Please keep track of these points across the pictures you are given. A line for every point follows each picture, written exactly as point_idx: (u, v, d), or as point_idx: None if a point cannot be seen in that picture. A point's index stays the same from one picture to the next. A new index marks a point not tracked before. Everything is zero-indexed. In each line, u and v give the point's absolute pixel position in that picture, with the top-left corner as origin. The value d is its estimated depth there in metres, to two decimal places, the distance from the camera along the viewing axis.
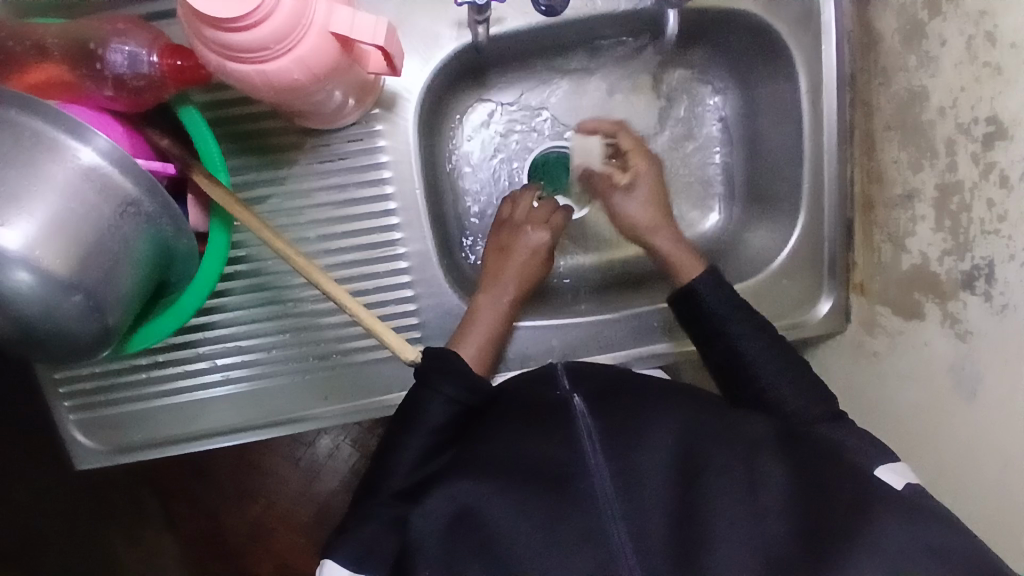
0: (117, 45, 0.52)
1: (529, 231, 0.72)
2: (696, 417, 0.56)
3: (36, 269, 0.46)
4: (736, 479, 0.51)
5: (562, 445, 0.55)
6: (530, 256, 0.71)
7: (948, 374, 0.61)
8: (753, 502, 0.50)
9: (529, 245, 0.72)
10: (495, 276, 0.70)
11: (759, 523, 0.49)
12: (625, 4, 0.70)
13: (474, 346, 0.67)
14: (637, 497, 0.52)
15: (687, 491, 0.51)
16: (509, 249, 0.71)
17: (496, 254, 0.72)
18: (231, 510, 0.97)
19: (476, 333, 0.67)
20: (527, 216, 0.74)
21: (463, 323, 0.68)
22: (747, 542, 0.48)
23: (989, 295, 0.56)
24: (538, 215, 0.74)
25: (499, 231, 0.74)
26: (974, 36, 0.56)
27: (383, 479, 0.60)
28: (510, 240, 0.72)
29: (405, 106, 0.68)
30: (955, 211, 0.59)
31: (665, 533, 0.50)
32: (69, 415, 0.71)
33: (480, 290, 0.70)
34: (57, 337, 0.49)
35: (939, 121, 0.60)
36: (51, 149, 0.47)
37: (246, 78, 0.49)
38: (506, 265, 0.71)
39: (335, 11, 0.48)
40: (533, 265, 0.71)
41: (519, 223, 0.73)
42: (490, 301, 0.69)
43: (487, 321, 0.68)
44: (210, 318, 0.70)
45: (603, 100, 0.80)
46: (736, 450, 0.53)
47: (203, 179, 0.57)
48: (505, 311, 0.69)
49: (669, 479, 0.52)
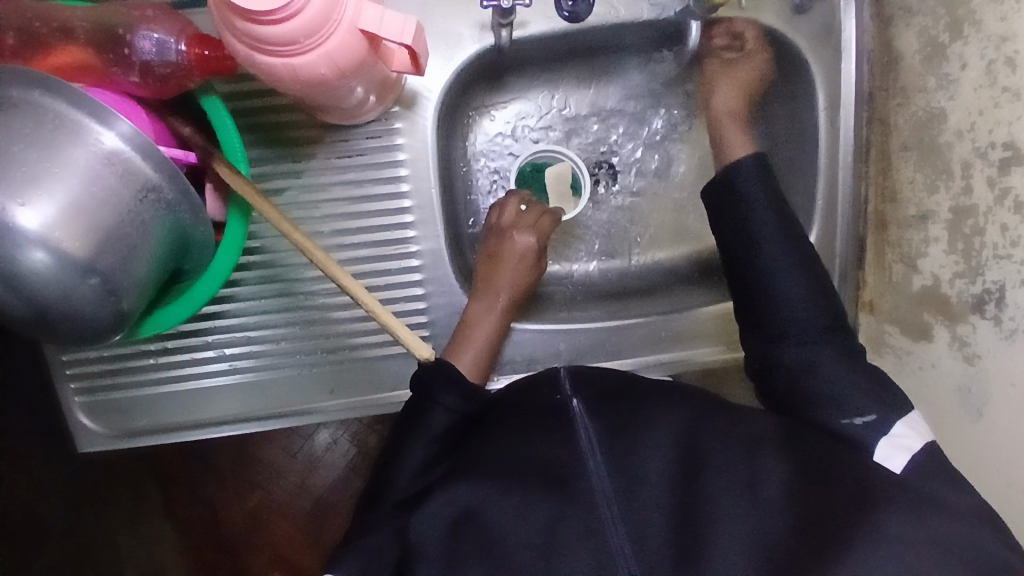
0: (145, 31, 0.52)
1: (515, 235, 0.72)
2: (698, 418, 0.56)
3: (53, 250, 0.46)
4: (737, 477, 0.52)
5: (563, 444, 0.56)
6: (519, 261, 0.71)
7: (953, 395, 0.61)
8: (755, 501, 0.51)
9: (517, 250, 0.71)
10: (486, 283, 0.70)
11: (759, 527, 0.49)
12: (648, 14, 0.71)
13: (472, 355, 0.68)
14: (637, 496, 0.52)
15: (687, 491, 0.52)
16: (499, 255, 0.72)
17: (486, 261, 0.72)
18: (231, 500, 0.98)
19: (474, 341, 0.68)
20: (514, 221, 0.73)
21: (461, 329, 0.69)
22: (748, 543, 0.49)
23: (998, 319, 0.56)
24: (525, 219, 0.73)
25: (488, 238, 0.74)
26: (996, 60, 0.56)
27: (387, 488, 0.60)
28: (498, 246, 0.72)
29: (425, 104, 0.69)
30: (969, 233, 0.59)
31: (665, 536, 0.50)
32: (75, 398, 0.71)
33: (472, 299, 0.70)
34: (70, 319, 0.49)
35: (956, 144, 0.61)
36: (74, 132, 0.48)
37: (273, 71, 0.49)
38: (495, 272, 0.71)
39: (364, 8, 0.49)
40: (523, 269, 0.72)
41: (506, 228, 0.73)
42: (485, 309, 0.69)
43: (487, 327, 0.69)
44: (221, 307, 0.70)
45: (622, 106, 0.81)
46: (737, 451, 0.53)
47: (222, 168, 0.57)
48: (503, 316, 0.70)
49: (670, 478, 0.53)
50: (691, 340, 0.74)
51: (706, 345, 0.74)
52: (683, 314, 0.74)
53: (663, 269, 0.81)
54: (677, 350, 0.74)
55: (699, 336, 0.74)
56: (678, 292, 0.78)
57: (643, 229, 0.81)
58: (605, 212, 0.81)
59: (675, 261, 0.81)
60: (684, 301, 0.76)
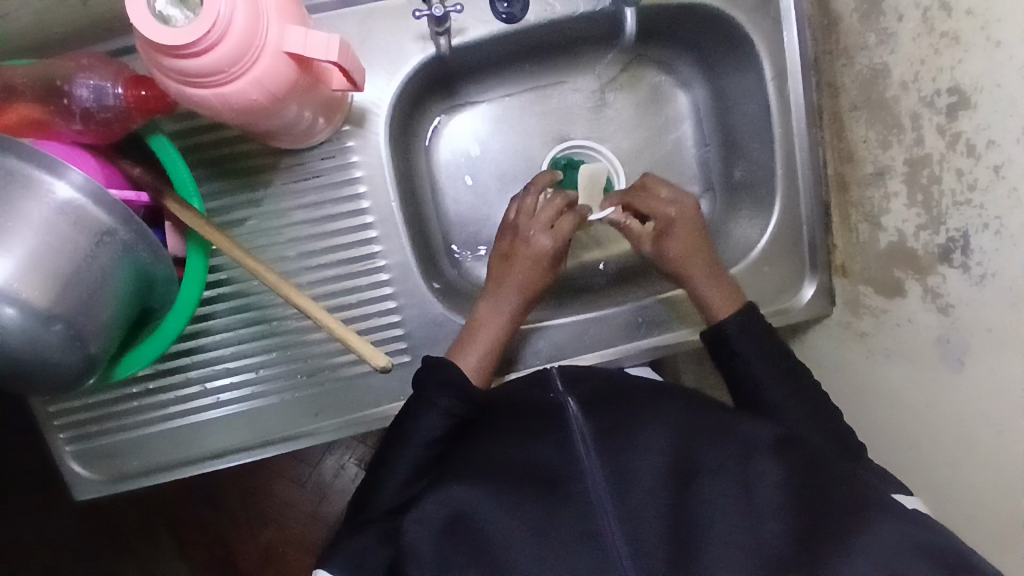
0: (81, 80, 0.53)
1: (529, 238, 0.71)
2: (688, 420, 0.56)
3: (21, 304, 0.47)
4: (728, 479, 0.51)
5: (558, 447, 0.55)
6: (532, 265, 0.71)
7: (931, 347, 0.60)
8: (751, 505, 0.50)
9: (530, 254, 0.71)
10: (497, 285, 0.71)
11: (753, 532, 0.49)
12: (584, 6, 0.71)
13: (474, 359, 0.67)
14: (632, 498, 0.51)
15: (679, 499, 0.51)
16: (512, 256, 0.72)
17: (500, 261, 0.72)
18: (244, 537, 0.98)
19: (478, 346, 0.68)
20: (530, 221, 0.72)
21: (465, 334, 0.69)
22: (744, 547, 0.48)
23: (967, 266, 0.56)
24: (543, 219, 0.72)
25: (503, 235, 0.74)
26: (930, 7, 0.56)
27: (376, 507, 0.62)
28: (511, 247, 0.72)
29: (376, 120, 0.70)
30: (926, 183, 0.59)
31: (665, 538, 0.49)
32: (65, 447, 0.72)
33: (483, 299, 0.71)
34: (42, 369, 0.50)
35: (902, 96, 0.60)
36: (25, 185, 0.48)
37: (206, 103, 0.50)
38: (507, 274, 0.71)
39: (287, 31, 0.49)
40: (536, 274, 0.71)
41: (521, 229, 0.72)
42: (494, 311, 0.69)
43: (490, 331, 0.69)
44: (197, 342, 0.71)
45: (573, 103, 0.82)
46: (731, 454, 0.53)
47: (175, 204, 0.58)
48: (507, 320, 0.69)
49: (665, 478, 0.51)
50: (675, 322, 0.74)
51: None
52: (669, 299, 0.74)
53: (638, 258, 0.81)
54: (660, 335, 0.74)
55: None
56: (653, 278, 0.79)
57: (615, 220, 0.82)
58: None
59: None
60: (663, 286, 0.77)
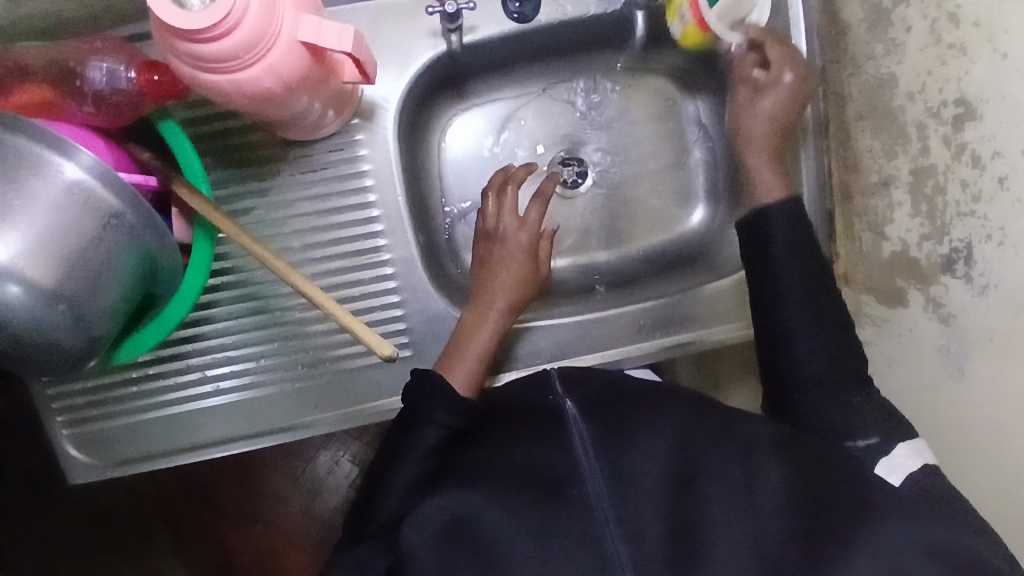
0: (96, 63, 0.55)
1: (501, 240, 0.74)
2: (687, 419, 0.56)
3: (24, 281, 0.47)
4: (728, 478, 0.51)
5: (562, 449, 0.55)
6: (514, 269, 0.72)
7: (932, 356, 0.60)
8: (750, 500, 0.50)
9: (505, 257, 0.73)
10: (482, 292, 0.71)
11: (755, 531, 0.48)
12: (595, 8, 0.72)
13: (464, 371, 0.67)
14: (633, 496, 0.51)
15: (680, 497, 0.50)
16: (492, 262, 0.73)
17: (480, 269, 0.73)
18: (239, 532, 0.98)
19: (469, 357, 0.67)
20: (500, 222, 0.74)
21: (453, 345, 0.69)
22: (744, 546, 0.48)
23: (969, 277, 0.56)
24: (509, 217, 0.74)
25: (478, 243, 0.75)
26: (938, 19, 0.57)
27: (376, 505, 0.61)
28: (488, 253, 0.74)
29: (384, 114, 0.70)
30: (930, 193, 0.59)
31: (664, 536, 0.48)
32: (62, 432, 0.72)
33: (469, 308, 0.70)
34: (44, 348, 0.50)
35: (908, 106, 0.61)
36: (35, 166, 0.48)
37: (219, 90, 0.50)
38: (491, 281, 0.72)
39: (302, 21, 0.50)
40: (522, 279, 0.72)
41: (495, 232, 0.74)
42: (484, 317, 0.69)
43: (481, 336, 0.68)
44: (200, 329, 0.71)
45: (581, 105, 0.83)
46: (730, 452, 0.53)
47: (184, 190, 0.58)
48: (497, 326, 0.69)
49: (667, 476, 0.51)
50: (678, 324, 0.74)
51: (736, 321, 0.74)
52: (673, 301, 0.74)
53: (641, 262, 0.81)
54: (664, 337, 0.74)
55: (727, 310, 0.74)
56: (656, 281, 0.79)
57: (619, 222, 0.83)
58: (580, 209, 0.82)
59: (652, 252, 0.82)
60: (669, 287, 0.76)
